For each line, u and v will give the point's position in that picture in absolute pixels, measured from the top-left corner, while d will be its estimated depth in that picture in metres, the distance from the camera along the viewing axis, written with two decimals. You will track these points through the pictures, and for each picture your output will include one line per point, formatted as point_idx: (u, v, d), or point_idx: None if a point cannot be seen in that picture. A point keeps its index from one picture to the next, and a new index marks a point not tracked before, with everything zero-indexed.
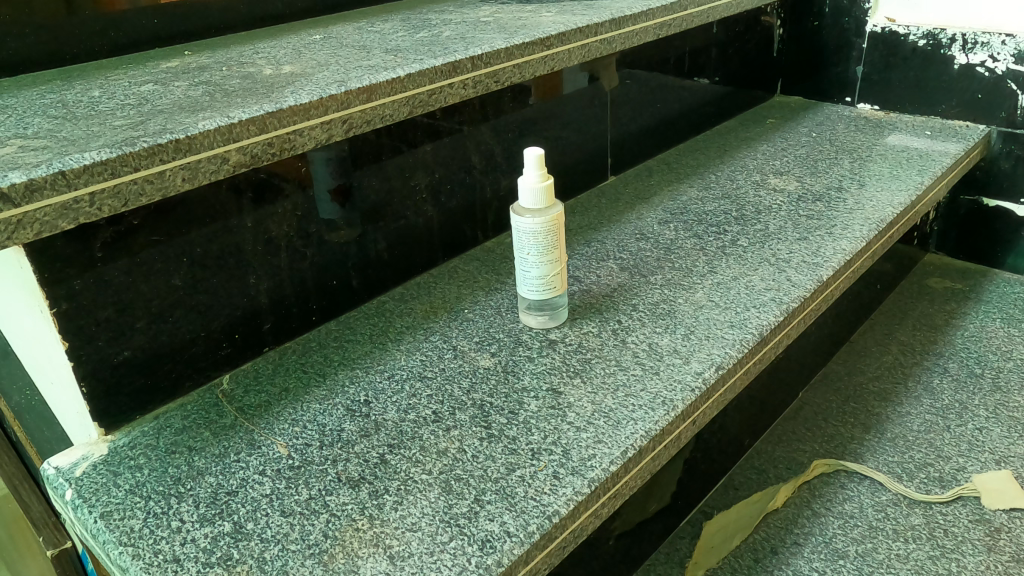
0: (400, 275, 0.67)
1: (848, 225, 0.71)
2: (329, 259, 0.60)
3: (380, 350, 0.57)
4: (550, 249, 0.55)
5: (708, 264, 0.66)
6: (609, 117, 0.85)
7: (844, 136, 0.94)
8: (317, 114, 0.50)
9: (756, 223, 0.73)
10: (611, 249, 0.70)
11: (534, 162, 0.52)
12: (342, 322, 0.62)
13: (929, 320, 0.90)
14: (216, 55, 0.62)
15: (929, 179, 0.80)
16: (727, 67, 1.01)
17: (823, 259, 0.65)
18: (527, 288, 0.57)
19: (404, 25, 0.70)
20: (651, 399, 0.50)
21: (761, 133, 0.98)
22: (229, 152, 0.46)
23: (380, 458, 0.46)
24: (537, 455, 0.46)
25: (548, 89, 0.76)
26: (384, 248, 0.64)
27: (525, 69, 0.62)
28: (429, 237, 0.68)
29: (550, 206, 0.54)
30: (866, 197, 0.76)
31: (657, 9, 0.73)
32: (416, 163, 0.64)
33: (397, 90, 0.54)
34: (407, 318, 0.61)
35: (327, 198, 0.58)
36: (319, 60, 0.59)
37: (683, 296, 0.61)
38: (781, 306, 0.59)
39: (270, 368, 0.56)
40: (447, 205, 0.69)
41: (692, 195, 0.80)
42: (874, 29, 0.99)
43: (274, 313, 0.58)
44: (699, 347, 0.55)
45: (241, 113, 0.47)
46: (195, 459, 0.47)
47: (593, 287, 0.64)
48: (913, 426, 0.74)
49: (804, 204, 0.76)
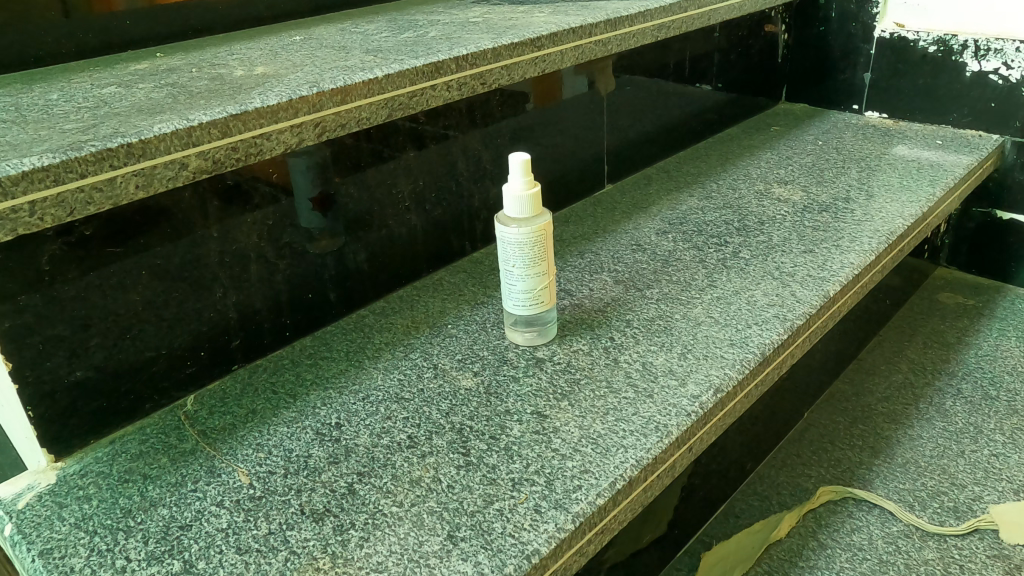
0: (382, 288, 0.63)
1: (855, 238, 0.67)
2: (305, 271, 0.57)
3: (355, 368, 0.54)
4: (537, 261, 0.51)
5: (707, 277, 0.62)
6: (605, 123, 0.81)
7: (851, 144, 0.91)
8: (286, 117, 0.47)
9: (758, 235, 0.69)
10: (605, 261, 0.66)
11: (519, 168, 0.49)
12: (319, 338, 0.58)
13: (940, 337, 0.86)
14: (189, 57, 0.59)
15: (942, 189, 0.76)
16: (729, 72, 0.98)
17: (830, 273, 0.62)
18: (512, 302, 0.53)
19: (389, 26, 0.66)
20: (644, 423, 0.46)
21: (765, 141, 0.94)
22: (188, 157, 0.43)
23: (348, 488, 0.43)
24: (518, 486, 0.42)
25: (542, 95, 0.72)
26: (365, 259, 0.61)
27: (514, 72, 0.59)
28: (414, 248, 0.65)
29: (538, 215, 0.51)
30: (874, 208, 0.73)
31: (655, 10, 0.70)
32: (401, 170, 0.61)
33: (374, 92, 0.51)
34: (387, 333, 0.58)
35: (305, 206, 0.55)
36: (295, 61, 0.56)
37: (681, 311, 0.58)
38: (784, 324, 0.55)
39: (238, 388, 0.52)
40: (433, 214, 0.65)
41: (692, 205, 0.77)
42: (883, 34, 0.96)
43: (244, 329, 0.54)
44: (697, 367, 0.51)
45: (202, 115, 0.44)
46: (149, 489, 0.43)
47: (585, 301, 0.60)
48: (925, 451, 0.70)
49: (810, 214, 0.72)
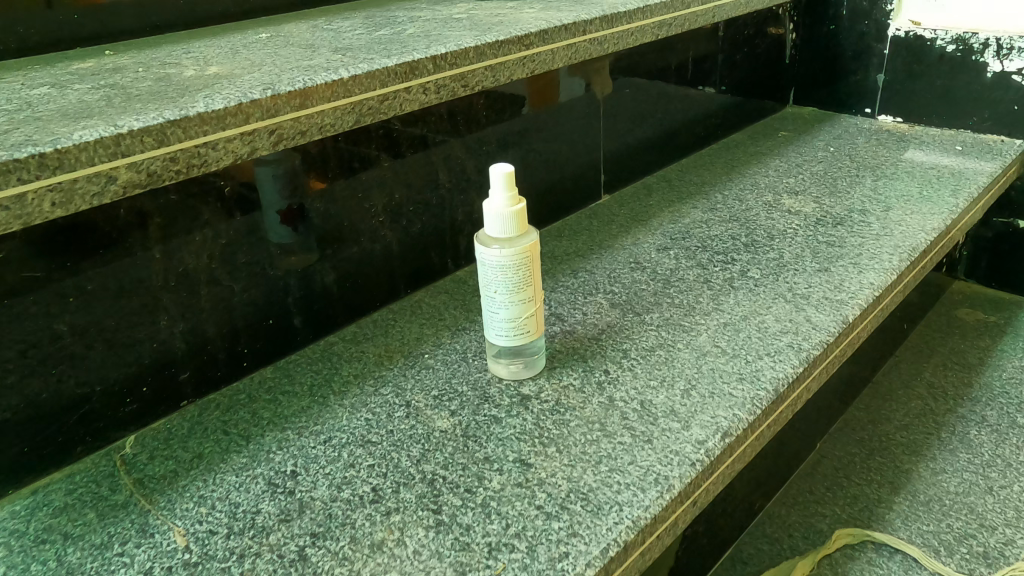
0: (354, 312, 0.57)
1: (874, 255, 0.61)
2: (265, 295, 0.51)
3: (319, 406, 0.48)
4: (522, 286, 0.46)
5: (712, 299, 0.56)
6: (602, 128, 0.75)
7: (865, 150, 0.85)
8: (235, 123, 0.41)
9: (767, 251, 0.63)
10: (601, 280, 0.61)
11: (501, 181, 0.43)
12: (281, 369, 0.52)
13: (961, 358, 0.80)
14: (141, 55, 0.53)
15: (965, 199, 0.70)
16: (735, 74, 0.92)
17: (848, 295, 0.56)
18: (493, 331, 0.47)
19: (364, 22, 0.61)
20: (642, 475, 0.40)
21: (773, 147, 0.88)
22: (117, 169, 0.37)
23: (299, 553, 0.37)
24: (495, 553, 0.36)
25: (535, 98, 0.67)
26: (334, 280, 0.55)
27: (499, 72, 0.54)
28: (390, 267, 0.59)
29: (523, 234, 0.45)
30: (893, 221, 0.67)
31: (655, 5, 0.65)
32: (376, 180, 0.55)
33: (338, 95, 0.45)
34: (357, 364, 0.52)
35: (270, 219, 0.49)
36: (254, 60, 0.50)
37: (684, 340, 0.52)
38: (799, 355, 0.49)
39: (185, 427, 0.46)
40: (411, 229, 0.60)
41: (695, 217, 0.71)
42: (897, 33, 0.90)
43: (193, 361, 0.48)
44: (702, 407, 0.45)
45: (133, 121, 0.38)
46: (68, 552, 0.37)
47: (578, 328, 0.54)
48: (950, 487, 0.63)
49: (823, 228, 0.67)
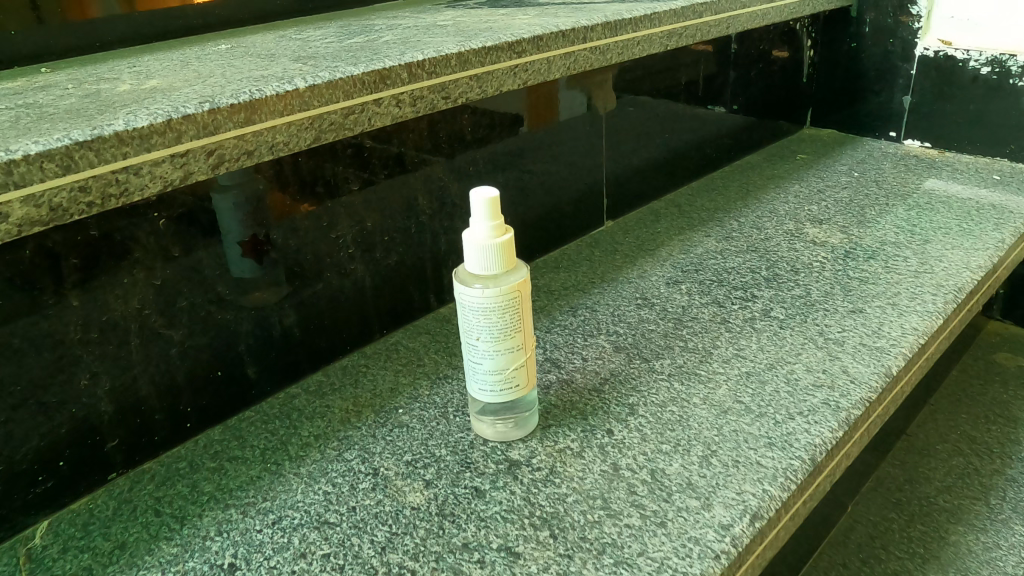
0: (320, 357, 0.50)
1: (915, 295, 0.54)
2: (211, 341, 0.44)
3: (270, 476, 0.41)
4: (510, 332, 0.38)
5: (732, 343, 0.49)
6: (604, 147, 0.69)
7: (893, 177, 0.78)
8: (163, 143, 0.34)
9: (792, 287, 0.56)
10: (603, 320, 0.53)
11: (483, 208, 0.36)
12: (232, 429, 0.45)
13: (1004, 409, 0.73)
14: (79, 70, 0.46)
15: (1012, 233, 0.63)
16: (749, 93, 0.86)
17: (888, 342, 0.49)
18: (476, 386, 0.40)
19: (339, 31, 0.54)
20: (655, 572, 0.33)
21: (791, 171, 0.82)
22: (10, 204, 0.30)
23: None
24: None
25: (532, 114, 0.61)
26: (296, 321, 0.48)
27: (486, 82, 0.47)
28: (362, 304, 0.52)
29: (510, 271, 0.38)
30: (932, 256, 0.60)
31: (664, 13, 0.58)
32: (345, 205, 0.49)
33: (293, 107, 0.38)
34: (319, 423, 0.45)
35: (229, 251, 0.43)
36: (202, 71, 0.43)
37: (701, 393, 0.44)
38: (838, 416, 0.42)
39: (110, 508, 0.39)
40: (387, 260, 0.52)
41: (708, 247, 0.64)
42: (926, 52, 0.84)
43: (124, 425, 0.41)
44: (725, 481, 0.38)
45: (32, 143, 0.31)
46: None
47: (577, 377, 0.47)
48: (1005, 565, 0.56)
49: (853, 262, 0.60)
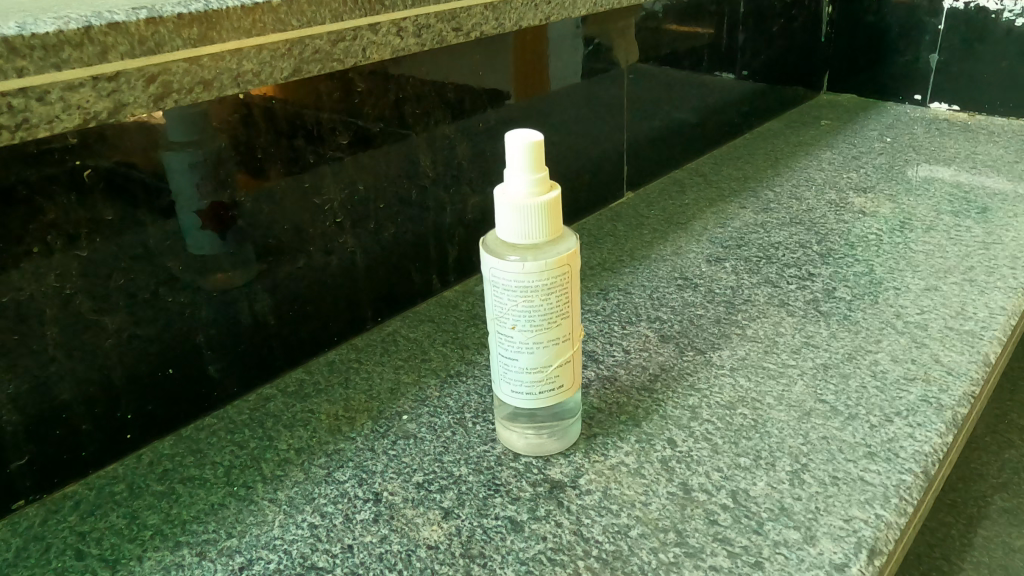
0: (300, 350, 0.41)
1: (991, 269, 0.47)
2: (160, 331, 0.34)
3: (238, 503, 0.31)
4: (553, 318, 0.30)
5: (798, 330, 0.41)
6: (626, 107, 0.60)
7: (928, 141, 0.71)
8: (79, 58, 0.24)
9: (852, 264, 0.49)
10: (641, 303, 0.45)
11: (524, 155, 0.28)
12: (188, 441, 0.36)
13: None
14: None
15: None
16: (768, 52, 0.78)
17: (978, 324, 0.41)
18: (507, 388, 0.31)
19: None
20: None
21: (818, 138, 0.75)
22: None
23: None
24: None
25: (537, 76, 0.51)
26: (270, 307, 0.39)
27: (504, 13, 0.39)
28: (352, 285, 0.43)
29: (556, 241, 0.29)
30: (998, 224, 0.53)
31: None
32: (332, 164, 0.39)
33: (264, 26, 0.29)
34: (301, 433, 0.36)
35: (181, 215, 0.34)
36: None
37: (775, 391, 0.36)
38: (943, 416, 0.34)
39: (21, 547, 0.30)
40: (382, 233, 0.43)
41: (747, 219, 0.56)
42: (955, 5, 0.77)
43: (41, 438, 0.32)
44: (826, 505, 0.30)
45: None
46: None
47: (621, 373, 0.38)
48: None
49: (912, 234, 0.52)
